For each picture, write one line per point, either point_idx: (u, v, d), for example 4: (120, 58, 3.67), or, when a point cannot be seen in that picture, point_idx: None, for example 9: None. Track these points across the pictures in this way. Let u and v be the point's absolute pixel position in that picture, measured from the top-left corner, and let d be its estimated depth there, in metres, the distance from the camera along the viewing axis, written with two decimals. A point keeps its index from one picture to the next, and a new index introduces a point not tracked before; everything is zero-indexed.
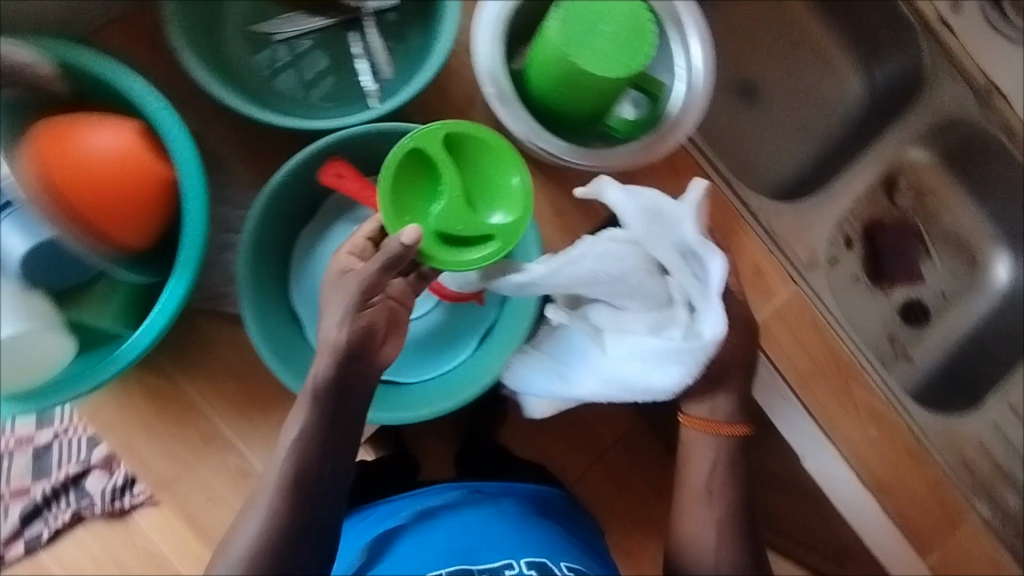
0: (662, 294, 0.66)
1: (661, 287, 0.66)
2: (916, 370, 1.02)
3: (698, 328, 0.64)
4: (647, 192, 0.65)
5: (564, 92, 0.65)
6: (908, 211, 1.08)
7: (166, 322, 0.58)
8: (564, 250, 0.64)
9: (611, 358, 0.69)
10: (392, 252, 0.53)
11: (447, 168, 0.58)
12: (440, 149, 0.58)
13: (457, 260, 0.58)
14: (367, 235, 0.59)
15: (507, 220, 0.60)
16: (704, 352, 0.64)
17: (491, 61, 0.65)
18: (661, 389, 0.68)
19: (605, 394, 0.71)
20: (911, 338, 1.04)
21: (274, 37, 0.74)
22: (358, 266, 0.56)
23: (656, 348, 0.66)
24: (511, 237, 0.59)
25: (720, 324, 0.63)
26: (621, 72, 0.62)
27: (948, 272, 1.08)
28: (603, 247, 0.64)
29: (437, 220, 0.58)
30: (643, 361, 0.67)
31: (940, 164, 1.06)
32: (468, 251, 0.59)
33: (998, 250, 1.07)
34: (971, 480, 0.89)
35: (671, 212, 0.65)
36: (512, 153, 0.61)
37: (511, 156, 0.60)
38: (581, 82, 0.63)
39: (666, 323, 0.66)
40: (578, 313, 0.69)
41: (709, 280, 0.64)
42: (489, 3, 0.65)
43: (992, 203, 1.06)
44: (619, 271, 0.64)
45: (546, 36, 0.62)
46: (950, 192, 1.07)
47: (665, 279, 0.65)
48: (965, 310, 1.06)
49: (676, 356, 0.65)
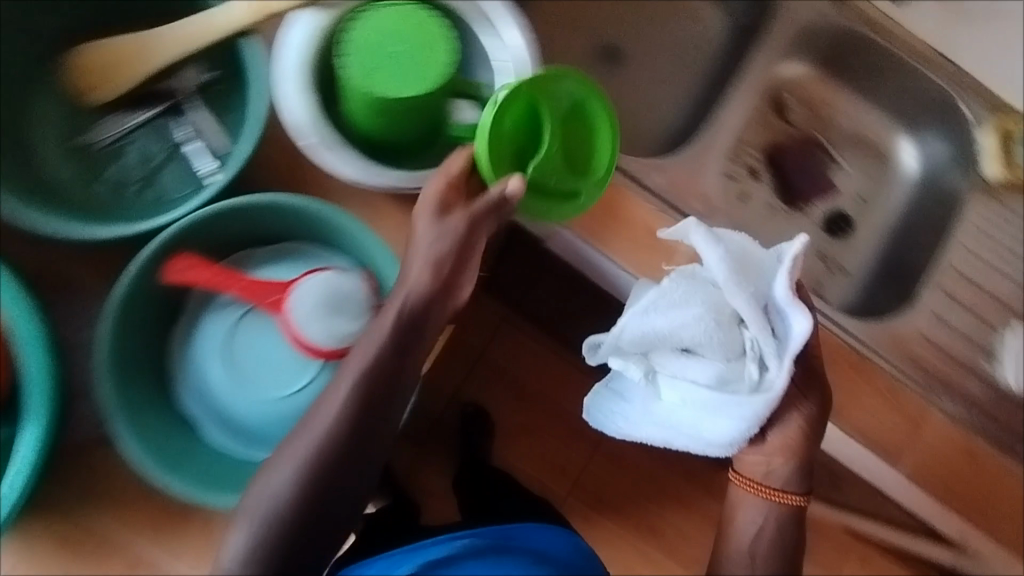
0: (734, 344, 0.72)
1: (735, 337, 0.72)
2: (854, 280, 1.02)
3: (766, 382, 0.70)
4: (742, 243, 0.74)
5: (385, 121, 0.63)
6: (803, 127, 1.07)
7: (26, 479, 0.61)
8: (666, 282, 0.73)
9: (673, 407, 0.73)
10: (495, 201, 0.58)
11: (548, 127, 0.62)
12: (541, 101, 0.62)
13: (559, 212, 0.63)
14: (458, 180, 0.60)
15: (596, 172, 0.65)
16: (768, 406, 0.70)
17: (303, 110, 0.63)
18: (721, 438, 0.72)
19: (665, 440, 0.75)
20: (839, 250, 1.03)
21: (100, 146, 0.73)
22: (457, 218, 0.59)
23: (721, 399, 0.70)
24: (597, 189, 0.65)
25: (786, 378, 0.69)
26: (425, 85, 0.60)
27: (861, 174, 1.07)
28: (693, 287, 0.73)
29: (535, 170, 0.62)
30: (707, 412, 0.72)
31: (819, 73, 1.05)
32: (561, 204, 0.64)
33: (900, 139, 1.05)
34: (930, 378, 0.87)
35: (763, 264, 0.74)
36: (602, 104, 0.65)
37: (600, 106, 0.65)
38: (394, 107, 0.61)
39: (734, 377, 0.71)
40: (648, 363, 0.73)
41: (785, 339, 0.70)
42: (286, 54, 0.64)
43: (880, 95, 1.04)
44: (692, 320, 0.72)
45: (345, 73, 0.61)
46: (837, 96, 1.07)
47: (740, 330, 0.72)
48: (886, 207, 1.05)
49: (740, 409, 0.70)
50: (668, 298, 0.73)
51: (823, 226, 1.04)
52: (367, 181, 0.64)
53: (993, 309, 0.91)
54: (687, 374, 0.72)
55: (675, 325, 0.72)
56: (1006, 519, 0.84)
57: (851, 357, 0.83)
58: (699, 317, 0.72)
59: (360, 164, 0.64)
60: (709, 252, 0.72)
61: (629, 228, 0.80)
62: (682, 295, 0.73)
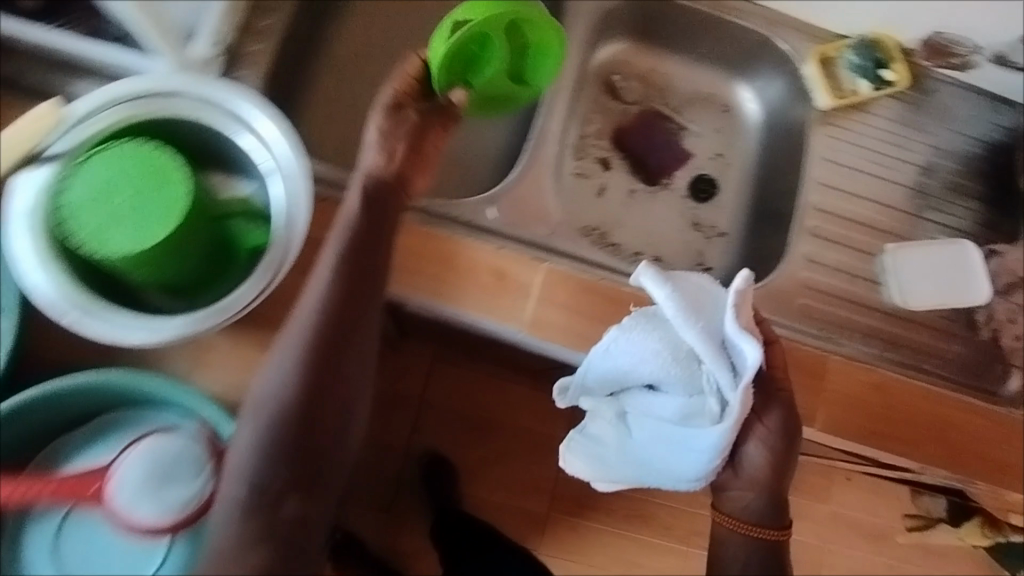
0: (692, 378, 0.72)
1: (692, 370, 0.72)
2: (733, 240, 1.00)
3: (726, 414, 0.70)
4: (694, 278, 0.72)
5: (146, 270, 0.59)
6: (641, 100, 1.04)
7: None
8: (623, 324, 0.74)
9: (640, 442, 0.76)
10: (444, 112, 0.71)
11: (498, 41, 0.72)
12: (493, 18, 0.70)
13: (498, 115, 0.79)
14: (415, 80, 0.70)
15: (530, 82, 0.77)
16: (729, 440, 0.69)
17: (52, 285, 0.58)
18: (687, 471, 0.74)
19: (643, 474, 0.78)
20: (711, 214, 1.01)
21: None
22: (409, 109, 0.69)
23: (681, 433, 0.72)
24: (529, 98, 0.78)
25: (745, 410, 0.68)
26: (171, 224, 0.57)
27: (711, 131, 1.04)
28: (646, 328, 0.73)
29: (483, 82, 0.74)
30: (670, 446, 0.73)
31: (638, 44, 1.03)
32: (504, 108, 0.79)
33: (737, 86, 1.03)
34: (821, 324, 0.85)
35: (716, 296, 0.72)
36: (545, 22, 0.72)
37: (544, 25, 0.72)
38: (146, 257, 0.57)
39: (694, 411, 0.72)
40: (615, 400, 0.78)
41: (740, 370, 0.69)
42: (18, 231, 0.59)
43: (703, 48, 1.02)
44: (648, 359, 0.72)
45: (80, 238, 0.56)
46: (663, 62, 1.04)
47: (696, 363, 0.72)
48: (744, 156, 1.03)
49: (703, 443, 0.71)
50: (625, 342, 0.73)
51: (689, 194, 1.02)
52: (144, 336, 0.59)
53: (863, 234, 0.89)
54: (655, 413, 0.74)
55: (634, 366, 0.74)
56: (932, 439, 0.82)
57: None
58: (657, 357, 0.72)
59: (135, 320, 0.59)
60: (659, 293, 0.71)
61: (474, 273, 0.76)
62: (640, 338, 0.72)
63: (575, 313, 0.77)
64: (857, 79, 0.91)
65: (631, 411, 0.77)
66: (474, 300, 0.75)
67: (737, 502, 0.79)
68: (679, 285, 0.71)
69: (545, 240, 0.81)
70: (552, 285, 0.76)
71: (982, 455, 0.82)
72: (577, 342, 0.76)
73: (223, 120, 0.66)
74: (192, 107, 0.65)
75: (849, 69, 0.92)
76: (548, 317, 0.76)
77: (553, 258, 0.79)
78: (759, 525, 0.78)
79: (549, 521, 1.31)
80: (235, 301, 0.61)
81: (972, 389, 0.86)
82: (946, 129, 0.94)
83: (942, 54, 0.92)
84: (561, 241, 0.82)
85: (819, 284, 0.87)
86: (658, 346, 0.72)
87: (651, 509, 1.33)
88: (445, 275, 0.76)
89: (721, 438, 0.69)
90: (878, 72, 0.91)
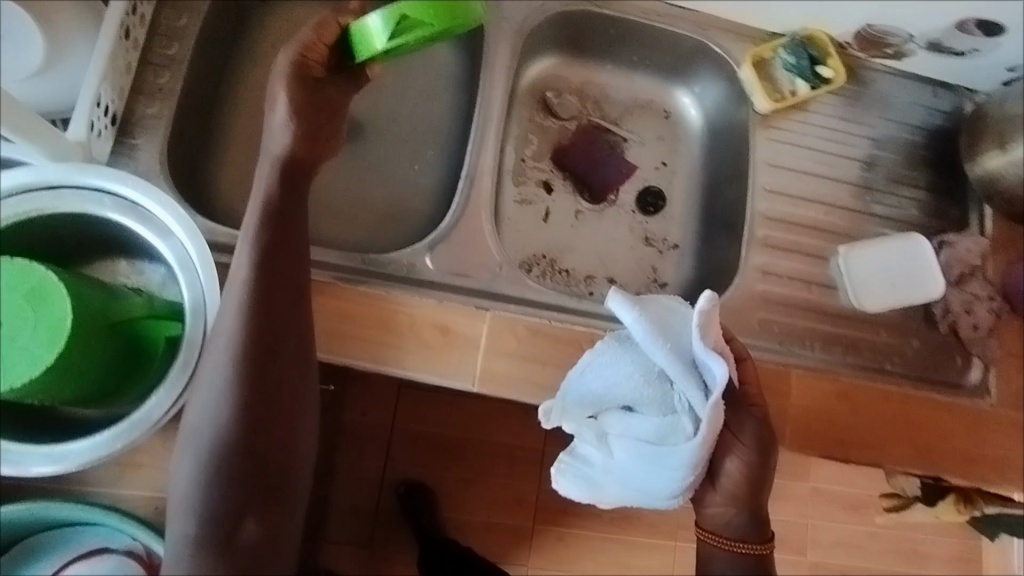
0: (663, 398, 0.67)
1: (663, 390, 0.67)
2: (687, 251, 0.97)
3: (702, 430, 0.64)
4: (662, 300, 0.69)
5: (44, 398, 0.54)
6: (578, 115, 1.00)
7: None
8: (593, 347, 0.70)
9: (617, 463, 0.68)
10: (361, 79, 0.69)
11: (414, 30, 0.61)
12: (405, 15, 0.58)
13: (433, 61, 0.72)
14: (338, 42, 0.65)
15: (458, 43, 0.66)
16: (702, 454, 0.63)
17: None
18: (667, 491, 0.66)
19: (626, 498, 0.70)
20: (662, 226, 0.98)
21: None
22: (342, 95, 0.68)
23: (654, 450, 0.65)
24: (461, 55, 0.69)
25: (714, 420, 0.62)
26: (58, 351, 0.52)
27: (654, 140, 1.00)
28: (614, 349, 0.69)
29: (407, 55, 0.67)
30: (647, 465, 0.66)
31: (569, 58, 0.99)
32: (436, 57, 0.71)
33: (674, 91, 1.00)
34: (781, 335, 0.83)
35: (685, 316, 0.68)
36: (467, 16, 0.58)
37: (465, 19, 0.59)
38: (38, 388, 0.52)
39: (668, 428, 0.66)
40: (593, 421, 0.70)
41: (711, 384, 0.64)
42: None
43: (636, 56, 0.98)
44: (618, 377, 0.68)
45: None
46: (597, 73, 1.00)
47: (666, 383, 0.67)
48: (689, 163, 1.00)
49: (677, 459, 0.64)
50: (597, 360, 0.69)
51: (637, 208, 0.98)
52: (63, 465, 0.56)
53: (815, 237, 0.87)
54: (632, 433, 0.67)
55: (608, 386, 0.69)
56: (901, 440, 0.80)
57: None
58: (628, 380, 0.68)
59: (45, 449, 0.56)
60: (626, 317, 0.67)
61: (415, 330, 0.72)
62: (612, 362, 0.68)
63: (527, 360, 0.73)
64: (797, 80, 0.90)
65: (609, 432, 0.69)
66: (419, 361, 0.71)
67: (717, 519, 0.72)
68: (647, 308, 0.67)
69: (488, 284, 0.78)
70: (500, 332, 0.73)
71: (953, 451, 0.81)
72: (533, 391, 0.72)
73: (116, 207, 0.62)
74: (76, 203, 0.62)
75: (785, 69, 0.90)
76: (500, 367, 0.72)
77: (498, 305, 0.75)
78: (742, 540, 0.72)
79: (535, 539, 1.28)
80: (153, 412, 0.58)
81: (935, 383, 0.85)
82: (884, 119, 0.92)
83: (875, 45, 0.90)
84: (505, 282, 0.78)
85: (777, 294, 0.85)
86: (630, 368, 0.68)
87: (636, 518, 1.31)
88: (385, 336, 0.71)
89: (695, 456, 0.63)
90: (815, 71, 0.90)
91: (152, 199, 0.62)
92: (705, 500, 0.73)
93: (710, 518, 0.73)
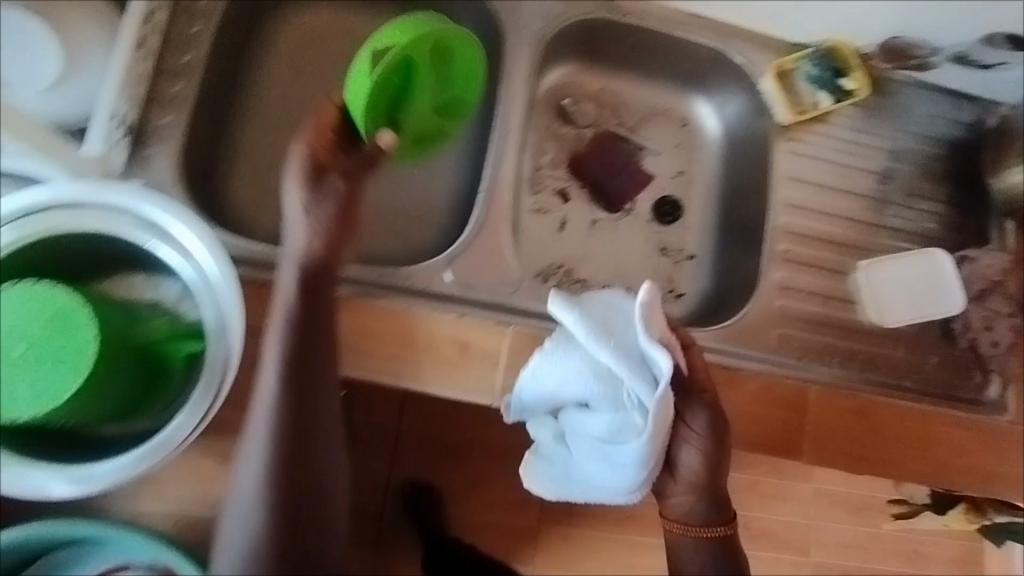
0: (614, 395, 0.65)
1: (614, 387, 0.65)
2: (704, 263, 0.96)
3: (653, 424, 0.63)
4: (603, 296, 0.68)
5: (67, 420, 0.54)
6: (595, 123, 0.99)
7: None
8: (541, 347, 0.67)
9: (577, 461, 0.68)
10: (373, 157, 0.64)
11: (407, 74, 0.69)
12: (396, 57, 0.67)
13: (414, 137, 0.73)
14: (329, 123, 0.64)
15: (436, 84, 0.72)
16: (653, 447, 0.62)
17: None
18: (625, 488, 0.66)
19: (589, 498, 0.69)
20: (677, 237, 0.97)
21: None
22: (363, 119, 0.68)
23: (610, 446, 0.65)
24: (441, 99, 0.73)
25: (662, 413, 0.61)
26: (80, 377, 0.52)
27: (671, 149, 0.99)
28: (562, 350, 0.66)
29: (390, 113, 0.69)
30: (605, 463, 0.66)
31: (586, 66, 0.98)
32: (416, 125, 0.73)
33: (693, 100, 0.99)
34: (799, 349, 0.83)
35: (626, 309, 0.67)
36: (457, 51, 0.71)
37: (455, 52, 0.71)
38: (63, 412, 0.53)
39: (622, 426, 0.64)
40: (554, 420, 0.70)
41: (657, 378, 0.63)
42: None
43: (655, 65, 0.97)
44: (569, 378, 0.66)
45: None
46: (614, 81, 0.99)
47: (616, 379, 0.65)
48: (707, 176, 0.99)
49: (632, 454, 0.63)
50: (546, 360, 0.66)
51: (653, 219, 0.97)
52: (87, 487, 0.56)
53: (834, 251, 0.87)
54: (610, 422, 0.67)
55: (560, 385, 0.66)
56: (916, 456, 0.80)
57: (713, 372, 0.77)
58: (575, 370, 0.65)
59: (65, 469, 0.55)
60: (568, 320, 0.65)
61: (434, 348, 0.71)
62: (562, 361, 0.66)
63: None
64: (819, 92, 0.89)
65: (569, 431, 0.69)
66: (438, 377, 0.70)
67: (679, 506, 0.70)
68: (588, 308, 0.66)
69: (507, 297, 0.78)
70: (522, 348, 0.72)
71: (968, 467, 0.80)
72: None
73: (135, 222, 0.61)
74: (98, 223, 0.61)
75: (807, 81, 0.89)
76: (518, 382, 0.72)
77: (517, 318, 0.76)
78: (704, 525, 0.69)
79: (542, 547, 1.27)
80: (179, 430, 0.57)
81: (952, 400, 0.84)
82: (907, 131, 0.91)
83: (899, 57, 0.89)
84: (523, 296, 0.78)
85: (795, 308, 0.84)
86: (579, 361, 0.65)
87: None
88: (402, 355, 0.70)
89: (645, 452, 0.62)
90: (837, 83, 0.89)
91: (175, 221, 0.61)
92: (667, 490, 0.70)
93: (672, 508, 0.70)
